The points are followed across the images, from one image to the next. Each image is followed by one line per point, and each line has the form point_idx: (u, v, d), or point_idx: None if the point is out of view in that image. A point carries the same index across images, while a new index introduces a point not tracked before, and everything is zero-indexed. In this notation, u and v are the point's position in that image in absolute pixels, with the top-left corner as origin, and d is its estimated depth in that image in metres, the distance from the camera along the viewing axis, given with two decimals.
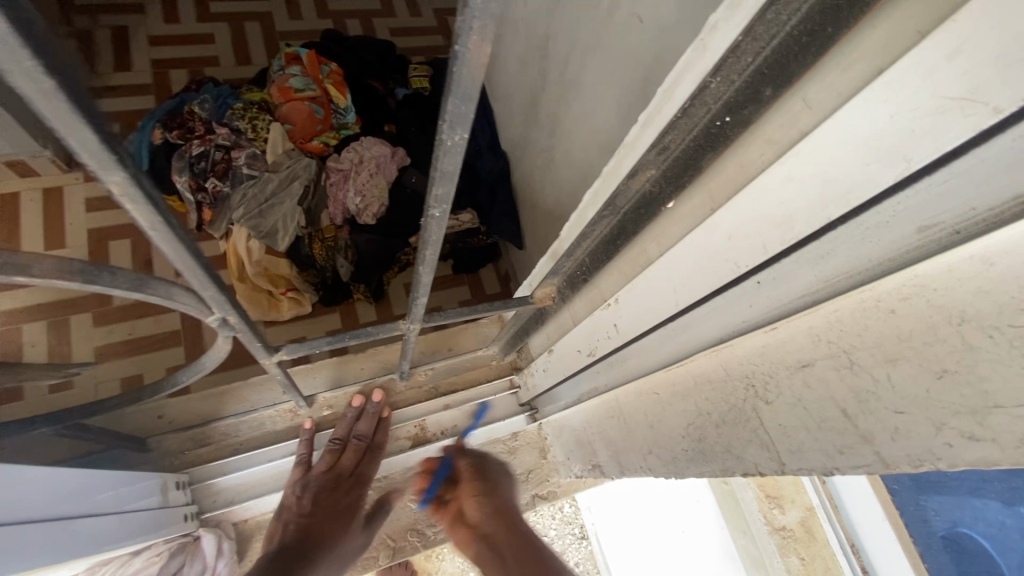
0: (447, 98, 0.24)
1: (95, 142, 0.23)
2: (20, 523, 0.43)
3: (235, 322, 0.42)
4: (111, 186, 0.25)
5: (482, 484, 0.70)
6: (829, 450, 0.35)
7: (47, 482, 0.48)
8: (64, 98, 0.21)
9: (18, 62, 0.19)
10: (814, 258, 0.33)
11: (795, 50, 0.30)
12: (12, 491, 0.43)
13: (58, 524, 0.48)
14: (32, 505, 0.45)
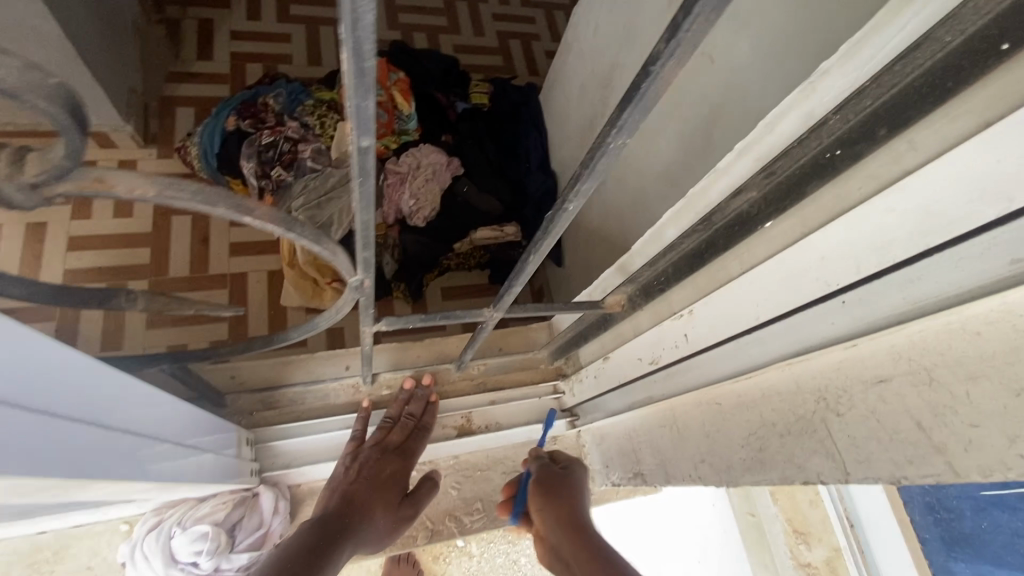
0: (626, 108, 0.29)
1: (370, 111, 0.25)
2: (160, 436, 0.48)
3: (369, 286, 0.46)
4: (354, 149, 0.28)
5: (551, 488, 0.73)
6: (899, 461, 0.39)
7: (179, 413, 0.54)
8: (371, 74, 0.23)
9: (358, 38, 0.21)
10: (904, 282, 0.37)
11: (913, 99, 0.34)
12: (160, 412, 0.49)
13: (185, 452, 0.54)
14: (169, 426, 0.51)
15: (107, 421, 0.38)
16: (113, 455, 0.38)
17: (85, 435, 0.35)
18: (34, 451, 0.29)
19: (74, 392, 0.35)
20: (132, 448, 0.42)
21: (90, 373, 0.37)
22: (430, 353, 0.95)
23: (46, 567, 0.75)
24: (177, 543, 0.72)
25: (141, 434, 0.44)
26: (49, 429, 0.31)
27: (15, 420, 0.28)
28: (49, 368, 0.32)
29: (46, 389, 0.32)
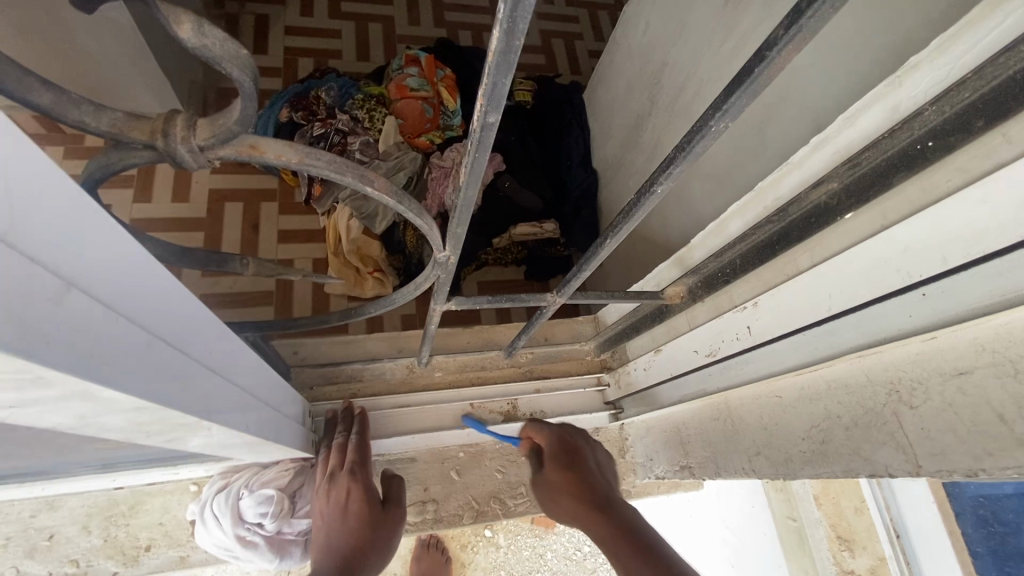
0: (736, 92, 0.31)
1: (505, 87, 0.28)
2: (250, 395, 0.51)
3: (452, 263, 0.48)
4: (480, 124, 0.30)
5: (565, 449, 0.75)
6: (978, 453, 0.39)
7: (262, 378, 0.58)
8: (513, 54, 0.26)
9: (513, 20, 0.24)
10: (993, 273, 0.37)
11: (1015, 90, 0.35)
12: (253, 372, 0.53)
13: (264, 414, 0.57)
14: (256, 385, 0.55)
15: (221, 374, 0.42)
16: (224, 405, 0.42)
17: (210, 382, 0.39)
18: (179, 389, 0.33)
19: (207, 343, 0.38)
20: (235, 398, 0.45)
21: (215, 327, 0.41)
22: (482, 340, 0.97)
23: (122, 521, 0.78)
24: (244, 504, 0.76)
25: (242, 391, 0.48)
26: (188, 372, 0.35)
27: (173, 358, 0.32)
28: (193, 317, 0.36)
29: (190, 335, 0.35)
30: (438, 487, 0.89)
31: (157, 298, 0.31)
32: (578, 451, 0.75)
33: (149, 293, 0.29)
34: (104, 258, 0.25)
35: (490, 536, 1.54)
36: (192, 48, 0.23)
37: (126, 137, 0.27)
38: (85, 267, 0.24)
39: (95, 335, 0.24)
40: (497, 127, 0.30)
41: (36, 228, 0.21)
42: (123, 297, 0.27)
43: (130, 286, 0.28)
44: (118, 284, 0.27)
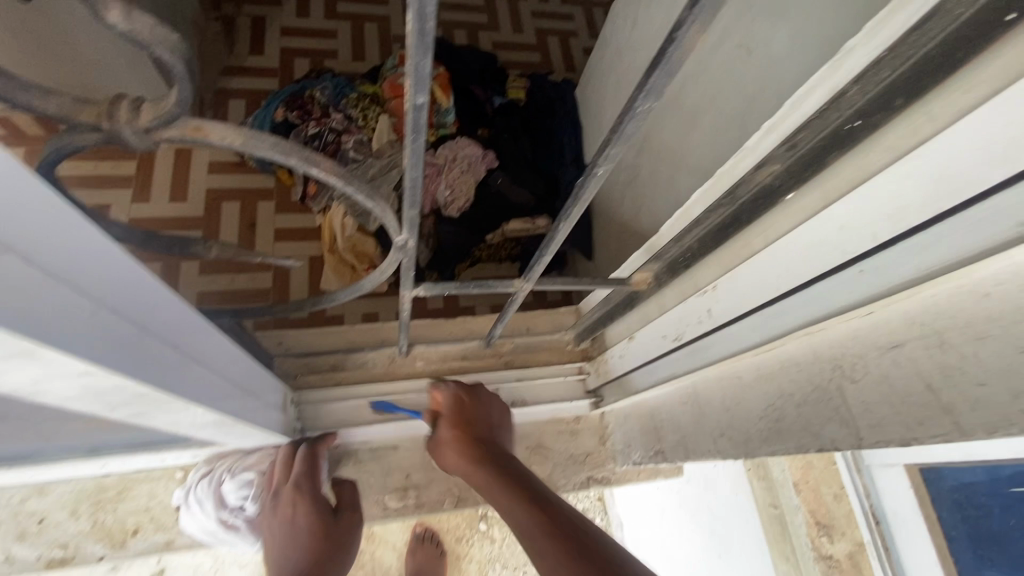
0: (653, 72, 0.32)
1: (426, 68, 0.29)
2: (220, 375, 0.53)
3: (411, 247, 0.50)
4: (410, 106, 0.32)
5: (457, 404, 0.82)
6: (910, 423, 0.40)
7: (238, 362, 0.60)
8: (428, 35, 0.27)
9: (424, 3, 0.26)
10: (921, 248, 0.38)
11: (929, 68, 0.36)
12: (226, 355, 0.55)
13: (239, 395, 0.59)
14: (231, 368, 0.57)
15: (183, 350, 0.44)
16: (186, 379, 0.43)
17: (167, 355, 0.40)
18: (131, 359, 0.34)
19: (162, 318, 0.40)
20: (199, 377, 0.47)
21: (173, 305, 0.42)
22: (462, 329, 0.98)
23: (109, 507, 0.81)
24: (226, 489, 0.78)
25: (211, 372, 0.50)
26: (142, 344, 0.36)
27: (121, 330, 0.34)
28: (146, 291, 0.37)
29: (143, 308, 0.37)
30: (420, 474, 0.90)
31: (104, 270, 0.32)
32: (470, 410, 0.81)
33: (94, 264, 0.31)
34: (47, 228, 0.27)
35: (485, 529, 1.59)
36: (118, 29, 0.24)
37: (75, 119, 0.29)
38: (25, 233, 0.26)
39: (37, 299, 0.26)
40: (427, 108, 0.32)
41: None
42: (67, 267, 0.29)
43: (73, 256, 0.29)
44: (60, 253, 0.28)
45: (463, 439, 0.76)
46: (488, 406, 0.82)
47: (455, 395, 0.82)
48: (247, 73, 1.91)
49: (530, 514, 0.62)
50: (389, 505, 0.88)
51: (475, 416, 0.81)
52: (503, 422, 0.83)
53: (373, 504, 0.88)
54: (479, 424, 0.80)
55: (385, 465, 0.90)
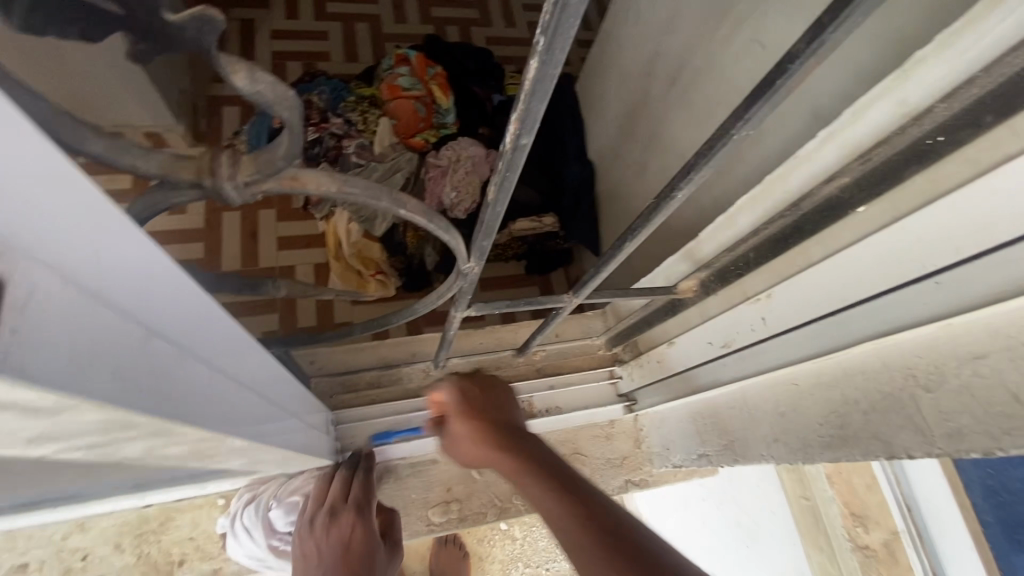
0: (758, 103, 0.32)
1: (538, 113, 0.29)
2: (282, 411, 0.52)
3: (474, 275, 0.49)
4: (514, 147, 0.32)
5: (474, 399, 0.68)
6: (995, 433, 0.41)
7: (294, 391, 0.59)
8: (550, 84, 0.27)
9: (554, 54, 0.25)
10: (1004, 261, 0.39)
11: (1022, 87, 0.36)
12: (286, 387, 0.55)
13: (294, 424, 0.58)
14: (289, 399, 0.56)
15: (257, 392, 0.42)
16: (260, 423, 0.42)
17: (248, 402, 0.39)
18: (226, 415, 0.33)
19: (245, 363, 0.39)
20: (268, 415, 0.46)
21: (251, 347, 0.41)
22: (492, 340, 0.97)
23: (153, 538, 0.80)
24: (273, 516, 0.77)
25: (276, 407, 0.49)
26: (232, 396, 0.35)
27: (222, 389, 0.32)
28: (234, 341, 0.36)
29: (232, 359, 0.35)
30: (460, 487, 0.91)
31: (208, 327, 0.30)
32: (482, 401, 0.68)
33: (203, 323, 0.29)
34: (176, 302, 0.26)
35: (505, 529, 1.58)
36: (245, 92, 0.23)
37: (174, 177, 0.28)
38: (161, 311, 0.24)
39: (168, 375, 0.24)
40: (529, 148, 0.32)
41: (119, 276, 0.21)
42: (188, 337, 0.27)
43: (190, 320, 0.28)
44: (183, 323, 0.27)
45: (482, 430, 0.64)
46: (501, 394, 0.69)
47: (468, 389, 0.69)
48: None
49: (554, 499, 0.52)
50: (433, 520, 0.89)
51: (487, 407, 0.68)
52: (518, 408, 0.70)
53: (418, 519, 0.89)
54: (494, 415, 0.66)
55: (425, 480, 0.90)
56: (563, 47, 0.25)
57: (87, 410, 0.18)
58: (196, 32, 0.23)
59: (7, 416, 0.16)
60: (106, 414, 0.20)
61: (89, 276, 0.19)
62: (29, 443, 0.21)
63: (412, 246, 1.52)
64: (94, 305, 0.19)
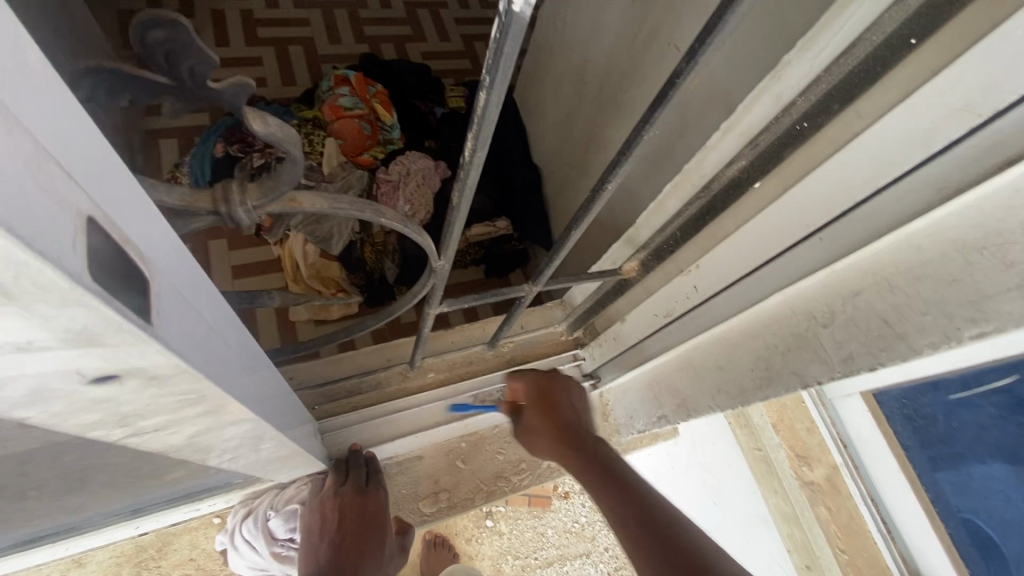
0: (660, 109, 0.41)
1: (490, 132, 0.37)
2: (290, 413, 0.57)
3: (444, 271, 0.56)
4: (474, 159, 0.39)
5: (541, 392, 0.81)
6: (874, 352, 0.51)
7: (297, 406, 0.63)
8: (497, 110, 0.35)
9: (498, 89, 0.33)
10: (864, 218, 0.49)
11: (855, 82, 0.46)
12: (292, 403, 0.58)
13: (297, 435, 0.62)
14: (295, 412, 0.60)
15: (273, 396, 0.47)
16: (277, 420, 0.47)
17: (268, 400, 0.44)
18: (257, 405, 0.38)
19: (264, 371, 0.44)
20: (283, 421, 0.51)
21: (267, 362, 0.46)
22: (462, 337, 1.04)
23: (152, 564, 0.83)
24: (274, 525, 0.81)
25: (287, 416, 0.53)
26: (261, 395, 0.40)
27: (253, 383, 0.37)
28: (254, 346, 0.40)
29: (255, 360, 0.40)
30: (447, 477, 0.98)
31: (238, 332, 0.36)
32: (554, 394, 0.81)
33: (235, 329, 0.35)
34: (216, 301, 0.31)
35: (492, 525, 1.62)
36: (260, 135, 0.30)
37: (194, 206, 0.34)
38: (212, 308, 0.29)
39: (223, 362, 0.30)
40: (485, 158, 0.39)
41: (187, 275, 0.26)
42: (228, 333, 0.32)
43: (227, 325, 0.33)
44: (223, 320, 0.32)
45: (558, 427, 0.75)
46: (569, 390, 0.82)
47: (538, 392, 0.81)
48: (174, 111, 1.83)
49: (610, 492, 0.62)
50: (425, 511, 0.96)
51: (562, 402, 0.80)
52: (580, 401, 0.82)
53: (411, 512, 0.96)
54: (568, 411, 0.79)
55: (413, 475, 0.96)
56: (504, 84, 0.33)
57: (187, 375, 0.24)
58: (229, 94, 0.29)
59: (135, 382, 0.22)
60: (193, 383, 0.25)
61: (176, 276, 0.24)
62: (122, 418, 0.26)
63: (371, 262, 1.59)
64: (184, 300, 0.25)
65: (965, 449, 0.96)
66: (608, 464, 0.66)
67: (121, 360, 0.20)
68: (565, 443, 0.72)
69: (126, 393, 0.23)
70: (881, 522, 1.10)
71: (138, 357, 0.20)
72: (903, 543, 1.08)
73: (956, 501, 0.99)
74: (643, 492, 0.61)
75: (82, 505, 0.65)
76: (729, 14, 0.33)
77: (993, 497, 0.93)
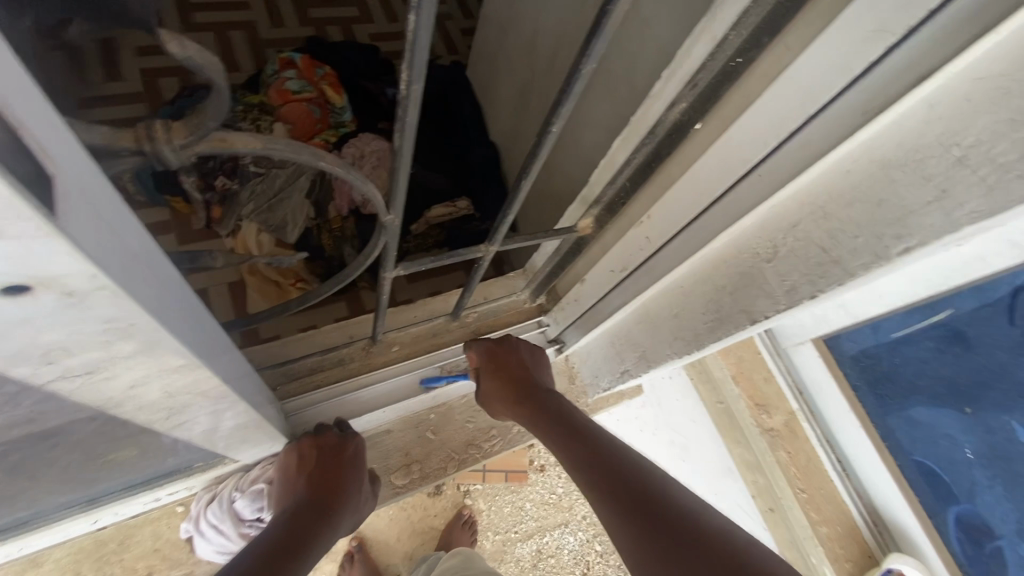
0: (595, 41, 0.41)
1: (424, 62, 0.36)
2: (245, 383, 0.55)
3: (395, 225, 0.55)
4: (412, 92, 0.38)
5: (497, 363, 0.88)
6: (814, 279, 0.54)
7: (255, 382, 0.60)
8: (429, 37, 0.34)
9: (427, 14, 0.33)
10: (797, 149, 0.51)
11: (782, 14, 0.47)
12: (249, 380, 0.56)
13: (258, 410, 0.60)
14: (252, 389, 0.58)
15: (224, 362, 0.45)
16: (230, 382, 0.46)
17: (218, 358, 0.43)
18: (203, 357, 0.37)
19: (210, 332, 0.42)
20: (238, 388, 0.49)
21: (213, 325, 0.44)
22: (426, 310, 1.01)
23: (114, 558, 0.81)
24: (239, 506, 0.79)
25: (242, 386, 0.51)
26: (206, 351, 0.39)
27: (194, 335, 0.36)
28: (193, 302, 0.39)
29: (197, 314, 0.39)
30: (418, 449, 0.99)
31: (173, 281, 0.35)
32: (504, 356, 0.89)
33: (169, 278, 0.34)
34: (142, 239, 0.29)
35: (471, 503, 1.62)
36: (177, 58, 0.28)
37: (114, 146, 0.32)
38: (137, 242, 0.28)
39: (158, 300, 0.29)
40: (421, 92, 0.39)
41: (105, 200, 0.25)
42: (158, 274, 0.31)
43: (159, 271, 0.32)
44: (152, 261, 0.30)
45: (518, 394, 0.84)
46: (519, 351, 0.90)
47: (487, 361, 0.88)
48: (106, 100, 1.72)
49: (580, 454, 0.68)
50: (397, 483, 0.97)
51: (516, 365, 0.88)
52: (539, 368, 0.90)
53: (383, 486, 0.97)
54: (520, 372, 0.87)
55: (383, 450, 0.98)
56: (430, 7, 0.32)
57: (113, 295, 0.23)
58: None
59: (53, 298, 0.22)
60: (128, 309, 0.25)
61: (92, 194, 0.24)
62: (46, 354, 0.25)
63: (330, 249, 1.54)
64: (106, 224, 0.24)
65: (911, 395, 1.03)
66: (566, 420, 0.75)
67: (33, 263, 0.19)
68: (529, 403, 0.81)
69: (44, 312, 0.22)
70: (838, 463, 1.17)
71: (52, 261, 0.20)
72: (856, 478, 1.15)
73: (904, 439, 1.06)
74: (602, 440, 0.70)
75: (31, 498, 0.62)
76: None
77: (937, 436, 1.01)
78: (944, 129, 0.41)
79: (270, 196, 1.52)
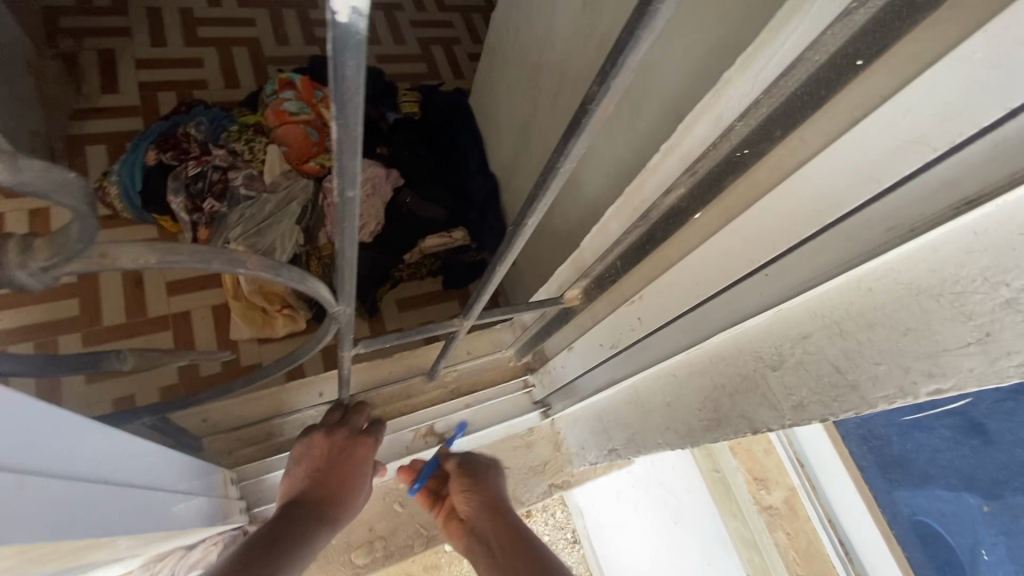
0: (577, 134, 0.35)
1: (358, 168, 0.30)
2: (155, 485, 0.49)
3: (347, 315, 0.49)
4: (348, 199, 0.32)
5: (474, 480, 0.80)
6: (826, 401, 0.47)
7: (169, 463, 0.54)
8: (360, 146, 0.28)
9: (352, 123, 0.27)
10: (810, 255, 0.44)
11: (798, 105, 0.42)
12: (154, 462, 0.50)
13: (178, 496, 0.54)
14: (165, 471, 0.52)
15: (99, 475, 0.39)
16: (109, 510, 0.39)
17: (80, 493, 0.36)
18: (38, 511, 0.31)
19: (71, 452, 0.36)
20: (128, 498, 0.43)
21: (87, 430, 0.38)
22: (403, 366, 0.95)
23: None
24: None
25: (140, 486, 0.45)
26: (51, 489, 0.33)
27: (17, 485, 0.30)
28: (42, 424, 0.33)
29: (44, 449, 0.33)
30: (383, 523, 0.92)
31: (1, 422, 0.29)
32: (478, 473, 0.82)
33: None
34: None
35: (452, 550, 1.32)
36: (8, 187, 0.22)
37: None
38: None
39: None
40: (357, 199, 0.32)
41: None
42: None
43: None
44: None
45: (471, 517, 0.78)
46: (487, 473, 0.82)
47: (467, 482, 0.80)
48: (102, 115, 1.65)
49: None
50: (358, 562, 0.89)
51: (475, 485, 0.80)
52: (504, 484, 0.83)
53: (342, 565, 0.88)
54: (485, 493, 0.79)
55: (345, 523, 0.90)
56: (354, 116, 0.26)
57: None
58: None
59: None
60: None
61: None
62: None
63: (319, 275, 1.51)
64: None
65: (924, 468, 0.94)
66: (518, 552, 0.70)
67: None
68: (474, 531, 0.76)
69: None
70: (840, 545, 1.02)
71: None
72: (860, 564, 1.00)
73: (909, 506, 0.96)
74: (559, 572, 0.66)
75: None
76: (640, 30, 0.28)
77: (936, 509, 0.93)
78: (989, 261, 0.34)
79: (259, 220, 1.43)
